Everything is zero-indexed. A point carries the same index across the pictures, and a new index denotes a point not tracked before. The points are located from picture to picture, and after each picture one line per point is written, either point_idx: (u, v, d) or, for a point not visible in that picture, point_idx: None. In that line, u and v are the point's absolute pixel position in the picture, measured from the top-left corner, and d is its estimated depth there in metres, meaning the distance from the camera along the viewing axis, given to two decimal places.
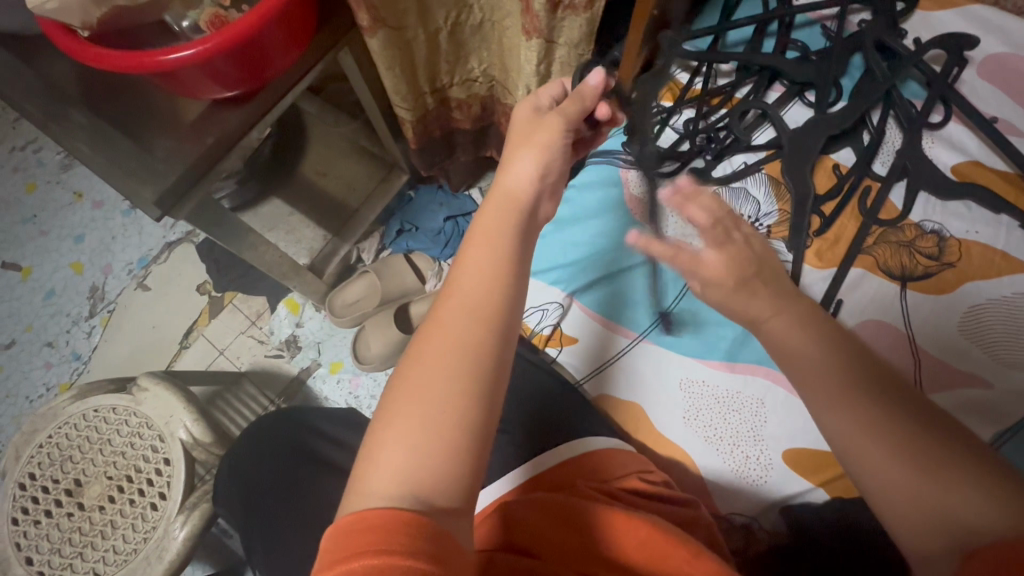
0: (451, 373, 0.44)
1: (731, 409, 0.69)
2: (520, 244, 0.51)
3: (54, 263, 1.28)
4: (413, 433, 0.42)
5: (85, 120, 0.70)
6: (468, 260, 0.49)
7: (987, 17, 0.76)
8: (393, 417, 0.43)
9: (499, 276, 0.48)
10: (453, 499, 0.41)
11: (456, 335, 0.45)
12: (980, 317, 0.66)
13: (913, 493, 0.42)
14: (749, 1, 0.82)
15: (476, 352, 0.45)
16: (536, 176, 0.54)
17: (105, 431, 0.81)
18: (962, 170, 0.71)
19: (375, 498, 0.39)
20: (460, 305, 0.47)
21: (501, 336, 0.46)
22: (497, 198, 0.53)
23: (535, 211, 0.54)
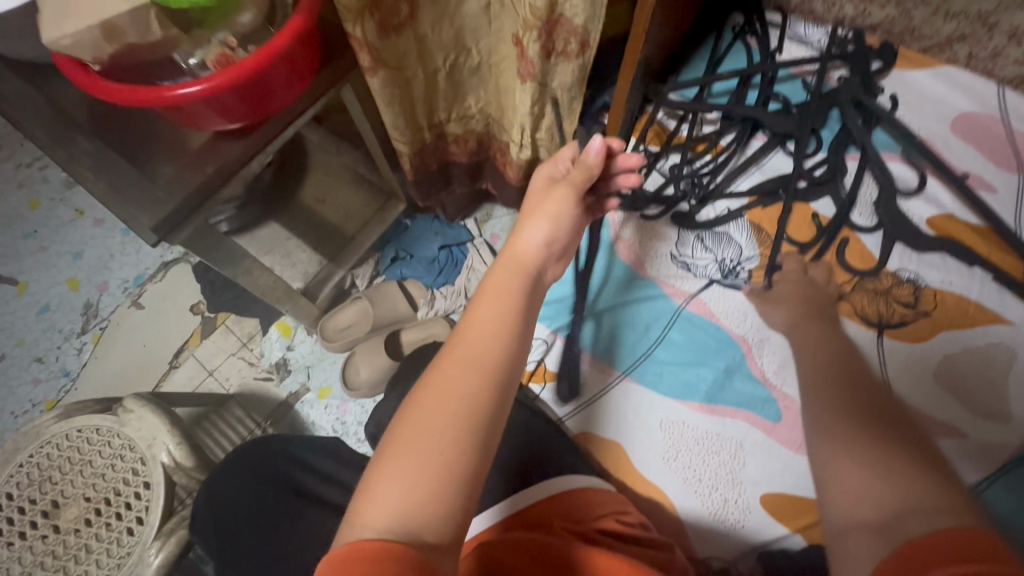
0: (448, 423, 0.45)
1: (710, 450, 0.69)
2: (525, 303, 0.53)
3: (51, 278, 1.29)
4: (408, 477, 0.43)
5: (91, 147, 0.73)
6: (475, 314, 0.52)
7: (958, 77, 0.80)
8: (390, 461, 0.44)
9: (501, 331, 0.50)
10: (444, 537, 0.42)
11: (456, 385, 0.47)
12: (956, 366, 0.67)
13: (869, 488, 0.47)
14: (733, 54, 0.86)
15: (473, 405, 0.46)
16: (542, 243, 0.57)
17: (87, 451, 0.80)
18: (937, 222, 0.74)
19: (370, 529, 0.40)
20: (462, 357, 0.48)
21: (499, 388, 0.48)
22: (505, 261, 0.56)
23: (541, 277, 0.57)
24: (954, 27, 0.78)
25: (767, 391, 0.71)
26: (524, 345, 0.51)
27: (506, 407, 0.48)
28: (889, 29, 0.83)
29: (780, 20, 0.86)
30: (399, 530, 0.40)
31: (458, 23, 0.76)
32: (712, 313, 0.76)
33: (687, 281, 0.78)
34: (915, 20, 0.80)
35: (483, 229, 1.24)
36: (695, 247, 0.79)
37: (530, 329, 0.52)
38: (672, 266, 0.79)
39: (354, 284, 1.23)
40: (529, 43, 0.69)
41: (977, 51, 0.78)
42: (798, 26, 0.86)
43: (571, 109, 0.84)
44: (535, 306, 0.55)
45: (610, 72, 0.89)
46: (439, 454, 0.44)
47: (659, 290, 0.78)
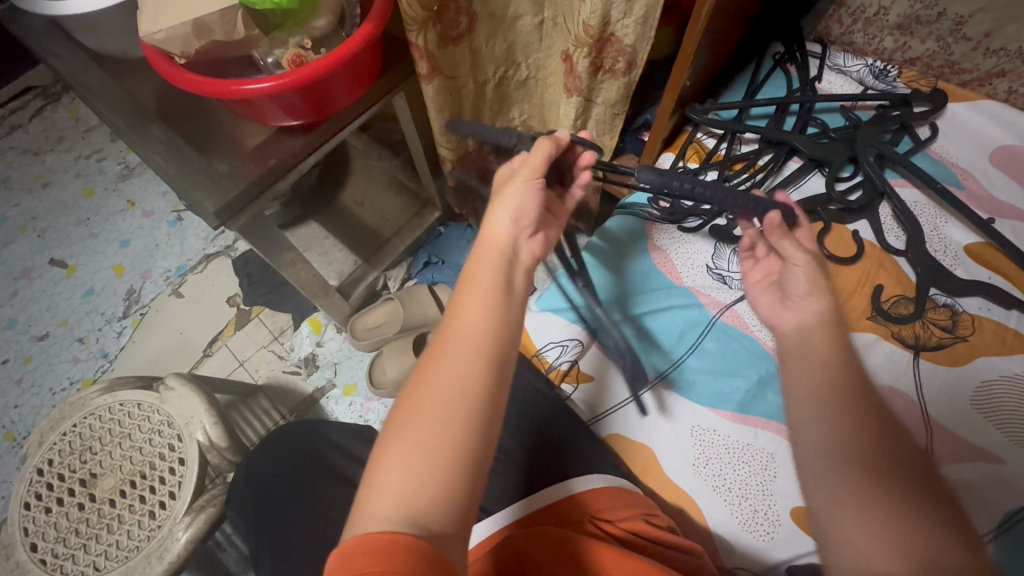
0: (447, 401, 0.47)
1: (742, 460, 0.69)
2: (508, 286, 0.55)
3: (98, 263, 1.35)
4: (413, 457, 0.45)
5: (163, 135, 0.78)
6: (461, 299, 0.54)
7: (998, 111, 0.81)
8: (395, 444, 0.46)
9: (491, 315, 0.52)
10: (448, 526, 0.43)
11: (450, 366, 0.49)
12: (992, 393, 0.67)
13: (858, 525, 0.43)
14: (774, 79, 0.88)
15: (472, 383, 0.48)
16: (512, 223, 0.58)
17: (127, 425, 0.83)
18: (975, 250, 0.74)
19: (378, 521, 0.42)
20: (454, 341, 0.51)
21: (494, 363, 0.50)
22: (484, 245, 0.58)
23: (516, 255, 0.58)
24: (994, 63, 0.80)
25: None
26: (512, 322, 0.53)
27: (499, 382, 0.50)
28: (929, 63, 0.85)
29: (819, 50, 0.89)
30: (405, 517, 0.42)
31: (511, 38, 0.81)
32: (747, 325, 0.77)
33: (723, 292, 0.79)
34: (955, 54, 0.82)
35: None
36: (731, 261, 0.81)
37: (519, 308, 0.55)
38: (708, 278, 0.81)
39: (385, 286, 1.26)
40: (579, 59, 0.73)
41: (1018, 87, 0.80)
42: (838, 57, 0.89)
43: (612, 125, 0.87)
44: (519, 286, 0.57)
45: (652, 93, 0.93)
46: (441, 430, 0.46)
47: (695, 300, 0.80)
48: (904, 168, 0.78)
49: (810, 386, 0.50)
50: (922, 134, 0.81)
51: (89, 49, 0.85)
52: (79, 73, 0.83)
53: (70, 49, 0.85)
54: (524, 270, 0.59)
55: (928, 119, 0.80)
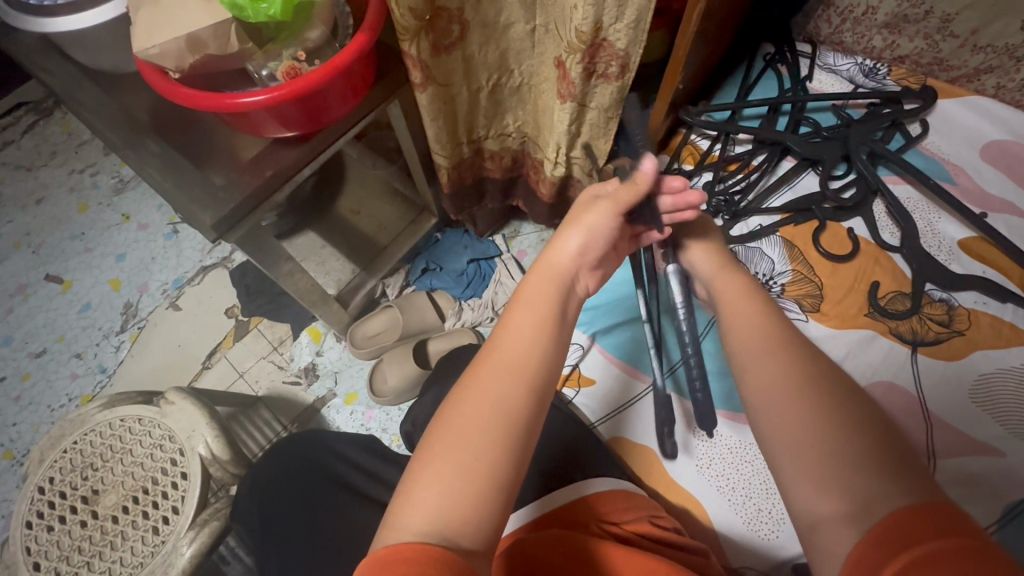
0: (487, 425, 0.49)
1: (743, 460, 0.70)
2: (560, 314, 0.57)
3: (95, 278, 1.35)
4: (450, 475, 0.47)
5: (158, 150, 0.78)
6: (512, 322, 0.56)
7: (989, 108, 0.82)
8: (434, 460, 0.48)
9: (538, 342, 0.55)
10: (479, 541, 0.46)
11: (495, 389, 0.51)
12: (991, 385, 0.68)
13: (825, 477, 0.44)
14: (766, 79, 0.89)
15: (512, 411, 0.50)
16: (576, 252, 0.60)
17: (128, 440, 0.83)
18: (969, 245, 0.75)
19: (410, 532, 0.44)
20: (501, 365, 0.53)
21: (535, 392, 0.52)
22: (540, 269, 0.60)
23: (573, 285, 0.60)
24: (981, 59, 0.81)
25: None
26: (557, 353, 0.56)
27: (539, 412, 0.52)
28: (918, 60, 0.86)
29: (809, 50, 0.90)
30: (438, 531, 0.45)
31: (504, 45, 0.81)
32: None
33: None
34: (943, 51, 0.83)
35: (512, 244, 1.28)
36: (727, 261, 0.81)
37: (565, 344, 0.57)
38: None
39: (383, 293, 1.25)
40: (572, 64, 0.73)
41: (1005, 83, 0.81)
42: (828, 57, 0.90)
43: (606, 129, 0.87)
44: (568, 314, 0.59)
45: (644, 96, 0.93)
46: (479, 452, 0.48)
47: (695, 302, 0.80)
48: (896, 165, 0.78)
49: (749, 335, 0.54)
50: (913, 131, 0.82)
51: (81, 65, 0.84)
52: (72, 89, 0.83)
53: (61, 65, 0.85)
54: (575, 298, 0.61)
55: (920, 117, 0.81)
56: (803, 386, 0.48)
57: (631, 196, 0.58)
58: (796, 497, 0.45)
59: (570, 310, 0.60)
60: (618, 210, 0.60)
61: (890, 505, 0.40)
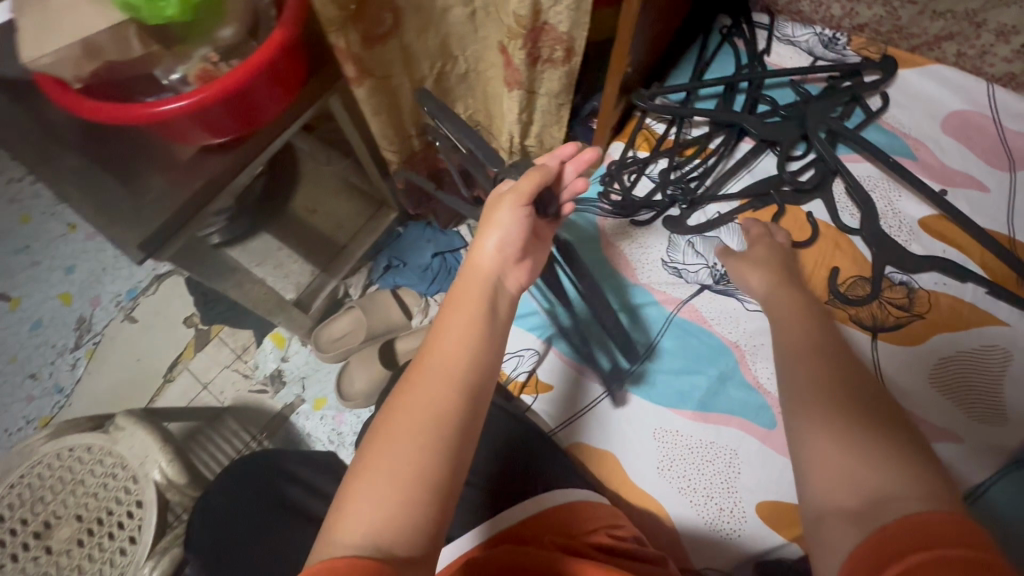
0: (420, 428, 0.48)
1: (705, 459, 0.69)
2: (490, 310, 0.56)
3: (43, 294, 1.29)
4: (384, 484, 0.46)
5: (76, 165, 0.72)
6: (443, 323, 0.55)
7: (948, 76, 0.80)
8: (368, 469, 0.47)
9: (472, 340, 0.53)
10: (413, 549, 0.44)
11: (429, 392, 0.50)
12: (951, 369, 0.67)
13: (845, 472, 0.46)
14: (723, 55, 0.85)
15: (445, 412, 0.49)
16: (497, 249, 0.59)
17: (78, 471, 0.79)
18: (929, 224, 0.73)
19: (342, 548, 0.43)
20: (434, 367, 0.52)
21: (469, 392, 0.51)
22: (467, 268, 0.59)
23: (502, 284, 0.59)
24: (941, 26, 0.77)
25: (761, 398, 0.70)
26: (494, 350, 0.54)
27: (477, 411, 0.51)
28: (877, 29, 0.81)
29: (767, 21, 0.86)
30: (370, 542, 0.43)
31: (444, 32, 0.75)
32: (705, 319, 0.75)
33: (679, 288, 0.77)
34: (902, 19, 0.78)
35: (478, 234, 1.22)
36: (687, 253, 0.78)
37: (499, 341, 0.55)
38: (665, 273, 0.78)
39: (347, 294, 1.23)
40: (515, 51, 0.69)
41: (966, 50, 0.77)
42: (786, 27, 0.86)
43: (559, 116, 0.83)
44: (500, 309, 0.58)
45: (599, 77, 0.89)
46: (412, 455, 0.47)
47: (651, 297, 0.77)
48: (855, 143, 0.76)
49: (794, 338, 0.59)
50: (873, 105, 0.79)
51: None
52: None
53: None
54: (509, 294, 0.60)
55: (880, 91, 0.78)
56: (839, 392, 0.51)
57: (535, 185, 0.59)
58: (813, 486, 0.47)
59: (503, 306, 0.58)
60: (521, 200, 0.59)
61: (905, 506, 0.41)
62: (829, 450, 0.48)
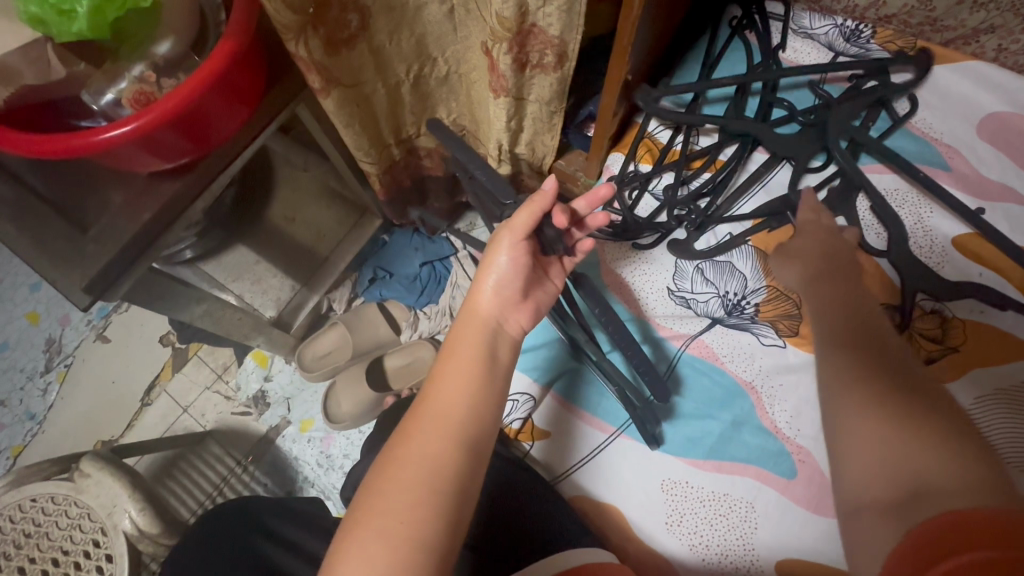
0: (417, 485, 0.45)
1: (718, 514, 0.63)
2: (490, 357, 0.54)
3: (9, 314, 1.21)
4: (375, 548, 0.42)
5: (11, 197, 0.64)
6: (441, 371, 0.53)
7: (987, 72, 0.71)
8: (358, 534, 0.43)
9: (471, 390, 0.51)
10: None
11: (430, 448, 0.47)
12: (986, 411, 0.60)
13: (885, 467, 0.48)
14: (733, 52, 0.77)
15: (442, 466, 0.47)
16: (493, 291, 0.56)
17: (43, 522, 0.74)
18: (963, 242, 0.66)
19: None
20: (434, 420, 0.49)
21: (467, 450, 0.48)
22: (465, 316, 0.56)
23: (501, 327, 0.57)
24: (982, 18, 0.69)
25: (780, 444, 0.64)
26: (492, 406, 0.52)
27: (474, 471, 0.48)
28: (907, 20, 0.74)
29: (782, 11, 0.77)
30: None
31: (420, 30, 0.67)
32: (716, 356, 0.69)
33: (687, 322, 0.71)
34: (937, 9, 0.71)
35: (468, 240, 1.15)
36: (695, 281, 0.72)
37: (499, 390, 0.53)
38: (671, 304, 0.73)
39: (331, 308, 1.16)
40: (499, 56, 0.60)
41: (1009, 45, 0.70)
42: (803, 18, 0.77)
43: (551, 123, 0.75)
44: (501, 357, 0.55)
45: (595, 77, 0.80)
46: (405, 515, 0.44)
47: (657, 333, 0.72)
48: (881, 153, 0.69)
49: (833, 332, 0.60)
50: (900, 108, 0.72)
51: None
52: None
53: None
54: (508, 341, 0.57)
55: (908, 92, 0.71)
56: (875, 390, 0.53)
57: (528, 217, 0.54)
58: (852, 477, 0.51)
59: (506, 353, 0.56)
60: (517, 237, 0.55)
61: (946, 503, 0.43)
62: (867, 445, 0.50)
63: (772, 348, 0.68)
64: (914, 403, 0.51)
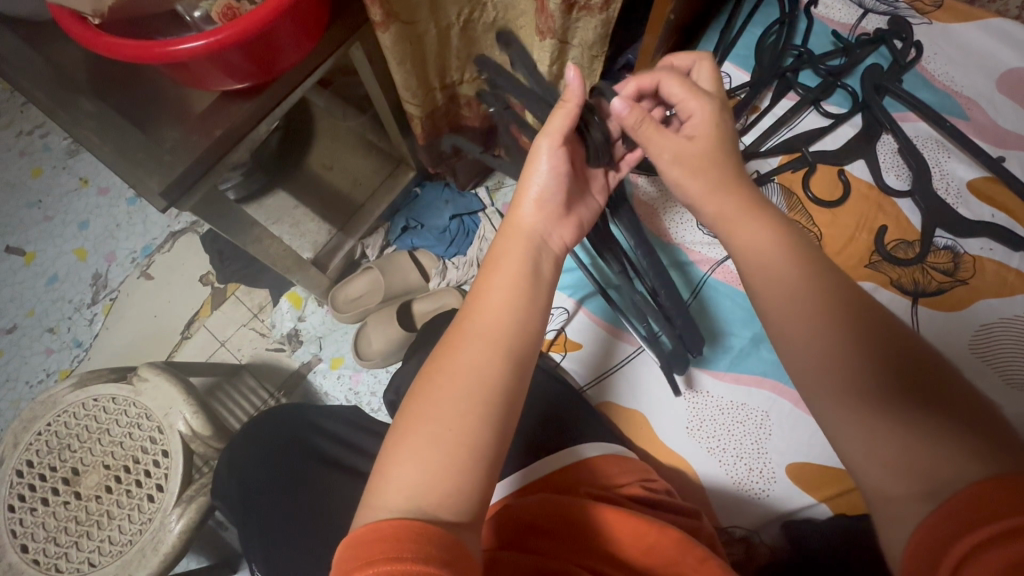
0: (463, 393, 0.48)
1: (736, 421, 0.75)
2: (533, 275, 0.56)
3: (58, 248, 1.28)
4: (425, 446, 0.46)
5: (95, 110, 0.70)
6: (483, 289, 0.54)
7: (1007, 32, 0.86)
8: (410, 433, 0.46)
9: (513, 307, 0.53)
10: (463, 514, 0.44)
11: (471, 360, 0.49)
12: (993, 334, 0.74)
13: (900, 458, 0.44)
14: (764, 11, 0.91)
15: (490, 379, 0.49)
16: (535, 208, 0.59)
17: (104, 420, 0.80)
18: (977, 184, 0.80)
19: (385, 510, 0.43)
20: (476, 334, 0.51)
21: (513, 360, 0.50)
22: (509, 233, 0.59)
23: (546, 242, 0.59)
24: None
25: None
26: (535, 319, 0.54)
27: (520, 381, 0.50)
28: None
29: None
30: (414, 507, 0.43)
31: None
32: (738, 280, 0.82)
33: (714, 249, 0.84)
34: None
35: (496, 197, 1.22)
36: None
37: (542, 303, 0.55)
38: (699, 233, 0.85)
39: (364, 254, 1.20)
40: None
41: None
42: None
43: (591, 68, 0.80)
44: (545, 276, 0.57)
45: (633, 30, 0.86)
46: (454, 423, 0.46)
47: (688, 257, 0.84)
48: (901, 99, 0.83)
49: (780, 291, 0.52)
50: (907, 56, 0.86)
51: None
52: None
53: None
54: (550, 257, 0.59)
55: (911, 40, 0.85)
56: (847, 363, 0.47)
57: (562, 117, 0.56)
58: (860, 469, 0.46)
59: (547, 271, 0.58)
60: (557, 143, 0.57)
61: (963, 483, 0.40)
62: (865, 435, 0.46)
63: None
64: (879, 368, 0.47)
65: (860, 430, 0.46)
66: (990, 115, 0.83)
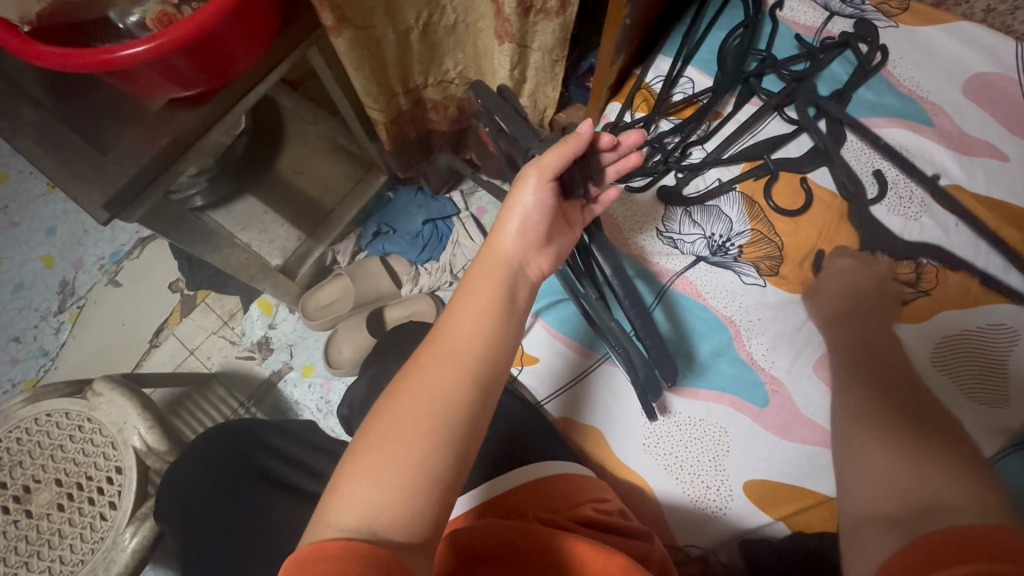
0: (428, 417, 0.46)
1: (694, 437, 0.74)
2: (509, 300, 0.55)
3: (24, 256, 1.25)
4: (383, 468, 0.44)
5: (35, 118, 0.67)
6: (460, 310, 0.53)
7: (976, 35, 0.85)
8: (368, 453, 0.45)
9: (490, 334, 0.52)
10: (414, 536, 0.43)
11: (443, 383, 0.48)
12: (956, 346, 0.72)
13: (905, 495, 0.51)
14: (729, 13, 0.89)
15: (454, 404, 0.47)
16: (517, 234, 0.58)
17: (58, 436, 0.78)
18: (942, 192, 0.79)
19: (334, 529, 0.41)
20: (450, 357, 0.50)
21: (479, 384, 0.49)
22: (486, 257, 0.58)
23: (523, 269, 0.58)
24: None
25: (755, 374, 0.76)
26: (503, 342, 0.53)
27: (486, 406, 0.49)
28: None
29: None
30: (365, 530, 0.41)
31: None
32: (699, 292, 0.80)
33: (674, 259, 0.82)
34: None
35: (470, 202, 1.19)
36: (683, 223, 0.83)
37: (514, 330, 0.54)
38: (660, 243, 0.83)
39: (335, 260, 1.20)
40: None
41: None
42: None
43: (553, 73, 0.78)
44: (518, 301, 0.56)
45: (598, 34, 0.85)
46: (414, 444, 0.45)
47: (647, 269, 0.82)
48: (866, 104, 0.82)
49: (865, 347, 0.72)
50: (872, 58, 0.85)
51: None
52: None
53: None
54: (525, 283, 0.59)
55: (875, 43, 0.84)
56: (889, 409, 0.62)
57: (557, 156, 0.55)
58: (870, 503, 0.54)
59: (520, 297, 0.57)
60: (545, 177, 0.56)
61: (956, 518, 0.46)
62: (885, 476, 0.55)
63: (751, 287, 0.79)
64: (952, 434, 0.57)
65: (877, 468, 0.56)
66: (956, 120, 0.82)
